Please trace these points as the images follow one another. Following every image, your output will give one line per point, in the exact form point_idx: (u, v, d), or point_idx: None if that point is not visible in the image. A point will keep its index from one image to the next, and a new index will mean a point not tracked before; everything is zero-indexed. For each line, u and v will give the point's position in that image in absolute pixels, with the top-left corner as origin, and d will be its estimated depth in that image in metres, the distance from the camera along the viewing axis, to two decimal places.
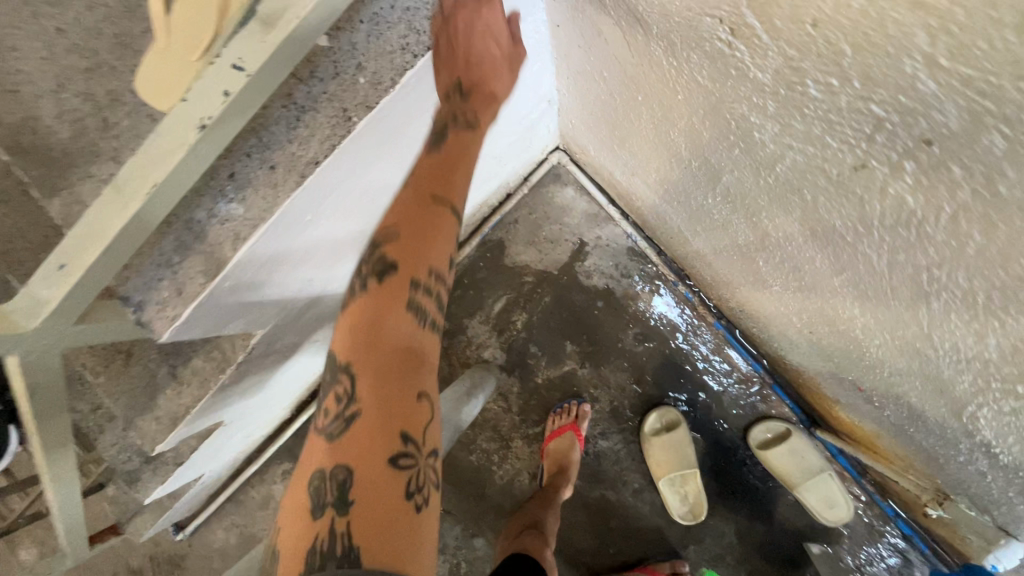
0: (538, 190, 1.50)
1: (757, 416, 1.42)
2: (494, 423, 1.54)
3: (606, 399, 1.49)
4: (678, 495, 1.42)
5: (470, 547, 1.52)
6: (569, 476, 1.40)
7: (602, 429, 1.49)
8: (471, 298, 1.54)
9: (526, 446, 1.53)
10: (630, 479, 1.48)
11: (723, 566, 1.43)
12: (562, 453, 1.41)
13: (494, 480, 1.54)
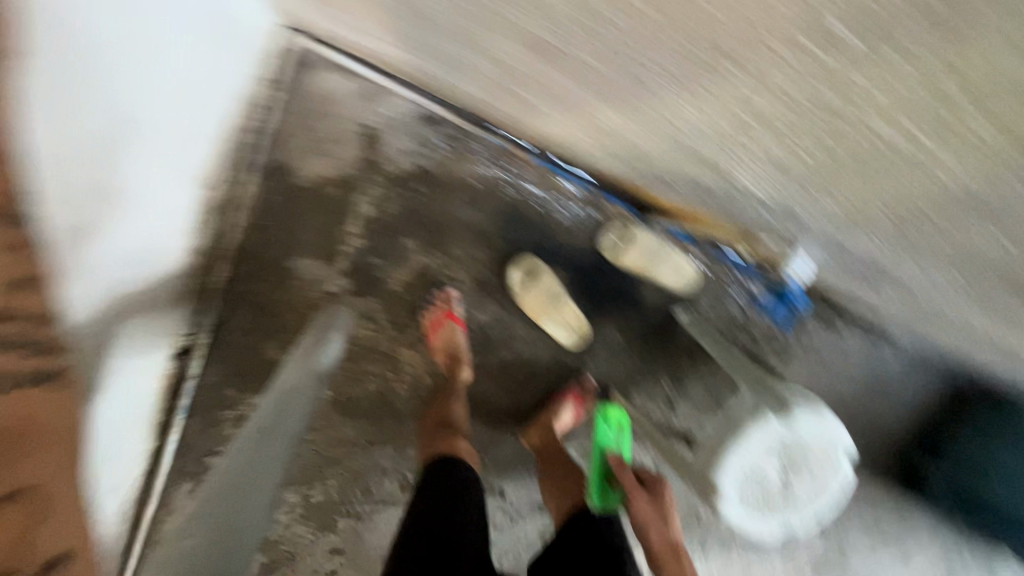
0: (293, 88, 1.26)
1: (602, 229, 1.44)
2: (373, 347, 1.48)
3: (466, 276, 1.45)
4: (556, 327, 1.48)
5: (407, 458, 1.59)
6: (462, 359, 1.44)
7: (475, 304, 1.47)
8: (283, 239, 1.36)
9: (414, 352, 1.50)
10: (518, 335, 1.52)
11: (622, 365, 1.56)
12: (448, 343, 1.42)
13: (400, 394, 1.53)
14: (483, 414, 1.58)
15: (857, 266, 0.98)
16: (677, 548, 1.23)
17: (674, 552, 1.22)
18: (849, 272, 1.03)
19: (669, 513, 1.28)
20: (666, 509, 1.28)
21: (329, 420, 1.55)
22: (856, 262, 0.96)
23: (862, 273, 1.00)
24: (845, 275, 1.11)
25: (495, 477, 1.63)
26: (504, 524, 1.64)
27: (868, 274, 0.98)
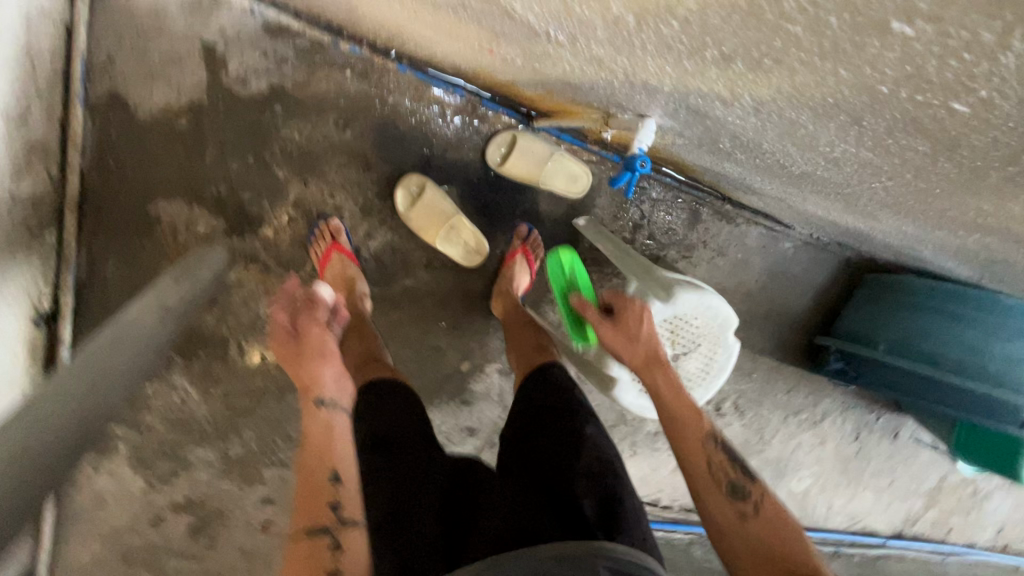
0: (109, 10, 1.18)
1: (484, 139, 1.41)
2: (263, 290, 1.41)
3: (350, 202, 1.38)
4: (452, 247, 1.46)
5: None
6: (360, 292, 1.37)
7: (364, 232, 1.42)
8: (136, 182, 1.25)
9: (309, 289, 1.44)
10: (416, 259, 1.49)
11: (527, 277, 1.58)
12: (340, 278, 1.35)
13: None
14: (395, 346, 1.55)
15: (694, 138, 0.96)
16: (642, 366, 1.09)
17: (647, 359, 1.10)
18: (700, 146, 1.04)
19: (645, 318, 1.14)
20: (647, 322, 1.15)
21: (233, 371, 1.49)
22: (698, 136, 0.94)
23: (708, 148, 1.00)
24: (711, 156, 1.09)
25: None
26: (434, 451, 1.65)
27: (712, 149, 0.98)
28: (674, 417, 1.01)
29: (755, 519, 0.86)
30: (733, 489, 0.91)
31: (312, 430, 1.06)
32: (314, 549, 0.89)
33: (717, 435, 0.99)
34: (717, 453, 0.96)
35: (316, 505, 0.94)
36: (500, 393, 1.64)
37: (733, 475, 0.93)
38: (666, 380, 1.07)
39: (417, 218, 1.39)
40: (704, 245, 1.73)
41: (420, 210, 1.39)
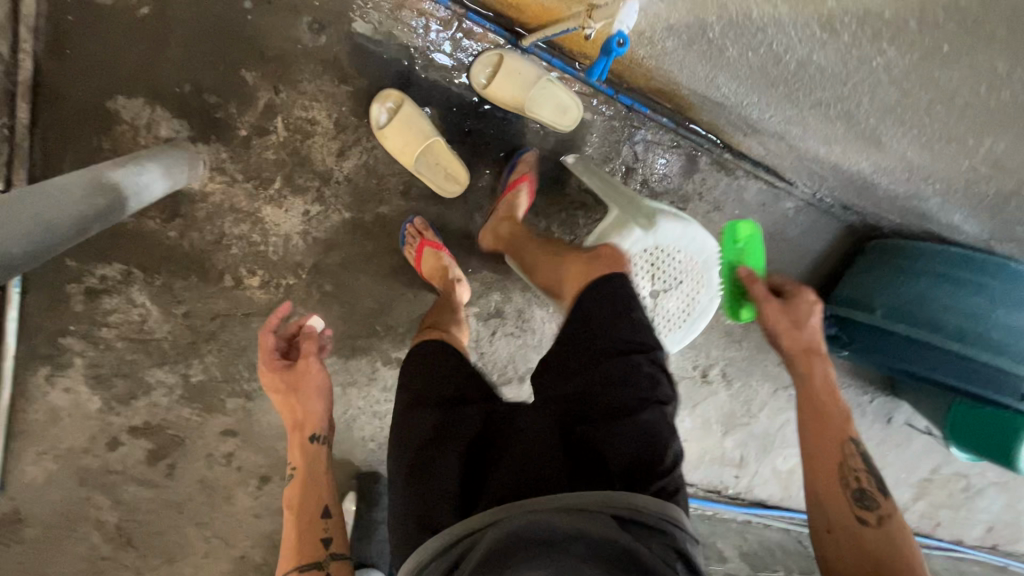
0: None
1: (468, 58, 1.35)
2: (229, 203, 1.35)
3: (323, 114, 1.32)
4: (431, 174, 1.38)
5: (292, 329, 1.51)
6: (456, 279, 1.39)
7: (338, 149, 1.35)
8: (98, 73, 1.21)
9: (278, 207, 1.38)
10: (393, 185, 1.42)
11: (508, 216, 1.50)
12: (437, 266, 1.38)
13: (271, 257, 1.42)
14: (367, 277, 1.48)
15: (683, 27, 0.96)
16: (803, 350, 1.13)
17: (807, 348, 1.13)
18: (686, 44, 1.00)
19: (802, 304, 1.17)
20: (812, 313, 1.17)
21: (196, 290, 1.43)
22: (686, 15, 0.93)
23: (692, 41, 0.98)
24: (700, 64, 1.03)
25: (389, 346, 1.54)
26: None
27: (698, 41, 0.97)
28: (834, 402, 1.07)
29: (874, 528, 0.91)
30: (858, 496, 0.96)
31: (270, 381, 1.17)
32: (311, 517, 1.04)
33: (856, 440, 1.01)
34: (849, 445, 1.01)
35: (319, 485, 1.08)
36: (475, 337, 1.57)
37: (856, 479, 0.97)
38: (820, 367, 1.10)
39: (395, 139, 1.31)
40: (699, 197, 1.61)
41: (396, 131, 1.31)
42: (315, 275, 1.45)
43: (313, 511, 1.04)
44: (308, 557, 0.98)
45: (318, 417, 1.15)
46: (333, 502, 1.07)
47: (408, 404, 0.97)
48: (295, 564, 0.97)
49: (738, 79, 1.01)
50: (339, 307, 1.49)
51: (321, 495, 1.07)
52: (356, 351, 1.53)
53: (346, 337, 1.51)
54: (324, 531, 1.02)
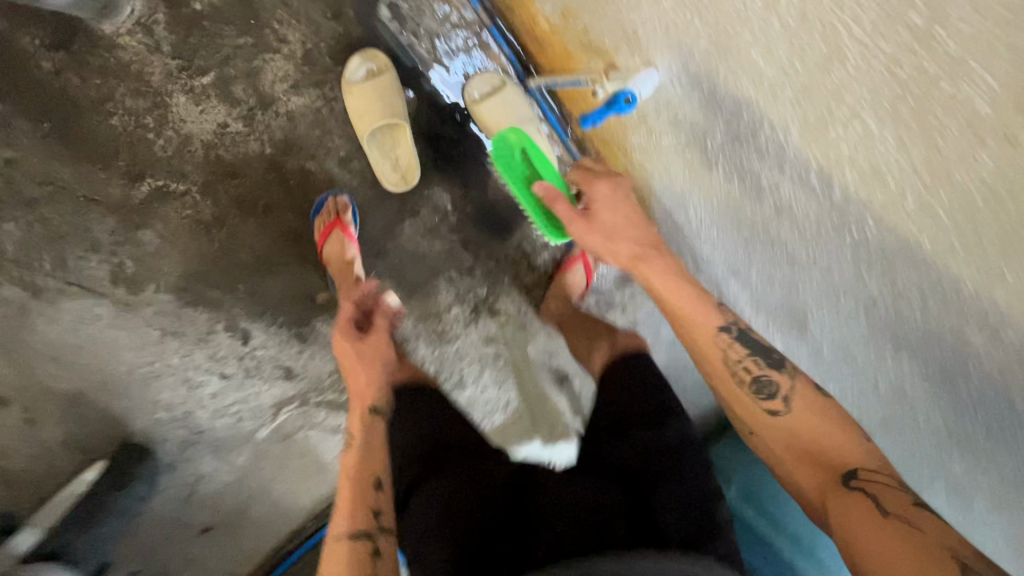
0: None
1: (470, 67, 1.27)
2: (135, 70, 1.12)
3: (296, 38, 1.17)
4: (380, 159, 1.26)
5: (136, 241, 1.25)
6: (359, 277, 1.23)
7: (294, 81, 1.19)
8: None
9: (192, 104, 1.16)
10: (333, 147, 1.26)
11: (437, 237, 1.39)
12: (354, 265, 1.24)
13: (154, 152, 1.19)
14: (256, 226, 1.30)
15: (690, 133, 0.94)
16: (627, 264, 1.05)
17: (641, 259, 1.04)
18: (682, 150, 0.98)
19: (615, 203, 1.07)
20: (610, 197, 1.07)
21: (39, 143, 1.14)
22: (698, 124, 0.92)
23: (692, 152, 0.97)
24: (687, 176, 1.03)
25: (241, 312, 1.37)
26: (233, 372, 1.43)
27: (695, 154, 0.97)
28: (698, 300, 1.02)
29: (788, 412, 0.93)
30: (756, 386, 0.95)
31: (342, 353, 1.09)
32: (362, 483, 0.93)
33: (772, 393, 0.94)
34: (738, 356, 0.97)
35: (374, 454, 0.97)
36: None
37: (748, 367, 0.97)
38: (661, 284, 1.03)
39: (358, 104, 1.18)
40: (621, 310, 1.58)
41: (363, 98, 1.18)
42: (196, 197, 1.24)
43: (362, 485, 0.93)
44: (361, 525, 0.89)
45: (382, 390, 1.06)
46: (384, 475, 0.96)
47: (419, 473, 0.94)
48: (348, 526, 0.89)
49: (715, 203, 1.02)
50: (211, 242, 1.30)
51: (367, 470, 0.95)
52: (196, 302, 1.34)
53: (196, 279, 1.32)
54: (376, 497, 0.92)
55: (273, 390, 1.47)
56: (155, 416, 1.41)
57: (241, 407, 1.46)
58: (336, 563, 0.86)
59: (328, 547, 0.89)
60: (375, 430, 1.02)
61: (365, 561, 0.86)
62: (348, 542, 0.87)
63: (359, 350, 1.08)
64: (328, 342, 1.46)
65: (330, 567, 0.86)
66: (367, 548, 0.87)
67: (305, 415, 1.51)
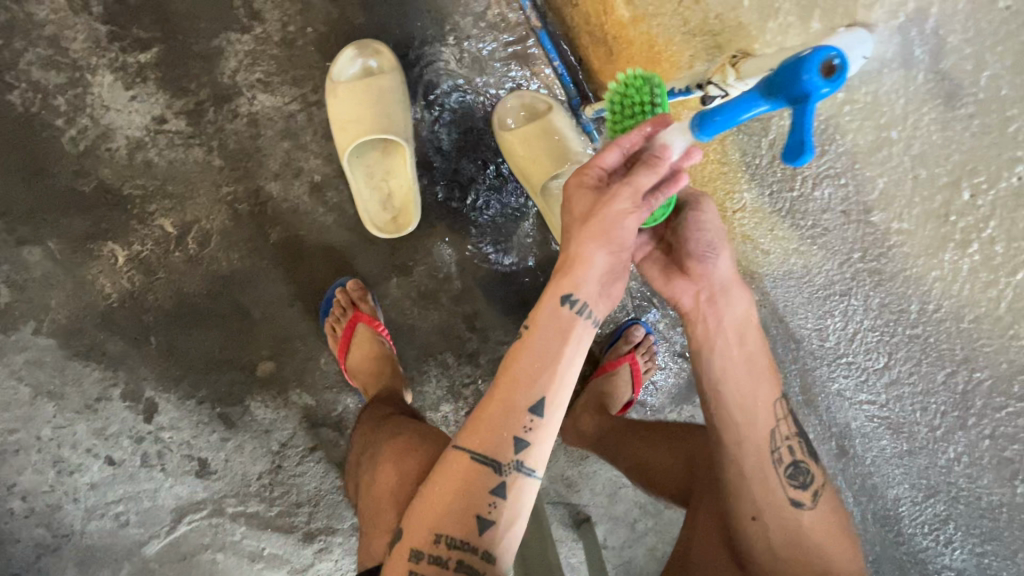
0: None
1: (505, 85, 0.93)
2: (53, 33, 0.83)
3: (274, 17, 0.86)
4: (365, 187, 0.90)
5: (17, 261, 0.91)
6: (387, 377, 0.94)
7: (264, 72, 0.87)
8: None
9: (121, 87, 0.85)
10: (307, 168, 0.92)
11: (433, 305, 1.01)
12: (369, 363, 0.95)
13: (61, 144, 0.87)
14: (185, 262, 0.94)
15: None
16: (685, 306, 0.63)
17: (751, 357, 0.61)
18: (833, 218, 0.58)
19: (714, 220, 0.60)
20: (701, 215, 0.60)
21: None
22: None
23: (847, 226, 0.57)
24: (829, 282, 0.60)
25: (147, 376, 0.99)
26: (124, 460, 1.02)
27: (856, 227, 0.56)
28: (765, 360, 0.62)
29: (812, 511, 0.62)
30: (794, 475, 0.62)
31: (574, 204, 0.56)
32: (516, 401, 0.55)
33: (806, 483, 0.62)
34: (786, 430, 0.63)
35: (551, 362, 0.56)
36: (292, 433, 1.05)
37: (793, 452, 0.63)
38: (729, 354, 0.61)
39: (344, 111, 0.85)
40: None
41: (350, 102, 0.85)
42: (109, 211, 0.90)
43: (512, 408, 0.55)
44: (490, 455, 0.55)
45: (594, 279, 0.56)
46: (549, 398, 0.55)
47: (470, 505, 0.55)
48: (475, 446, 0.55)
49: (884, 340, 0.57)
50: (122, 275, 0.94)
51: (524, 387, 0.55)
52: (87, 354, 0.96)
53: (92, 323, 0.95)
54: (522, 430, 0.55)
55: (178, 490, 1.05)
56: (7, 505, 1.01)
57: (129, 507, 1.04)
58: (439, 482, 0.56)
59: (445, 455, 0.57)
60: (570, 331, 0.57)
61: (481, 491, 0.55)
62: (463, 463, 0.55)
63: (592, 207, 0.55)
64: (263, 433, 1.05)
65: (433, 475, 0.57)
66: (490, 485, 0.55)
67: (216, 530, 1.07)
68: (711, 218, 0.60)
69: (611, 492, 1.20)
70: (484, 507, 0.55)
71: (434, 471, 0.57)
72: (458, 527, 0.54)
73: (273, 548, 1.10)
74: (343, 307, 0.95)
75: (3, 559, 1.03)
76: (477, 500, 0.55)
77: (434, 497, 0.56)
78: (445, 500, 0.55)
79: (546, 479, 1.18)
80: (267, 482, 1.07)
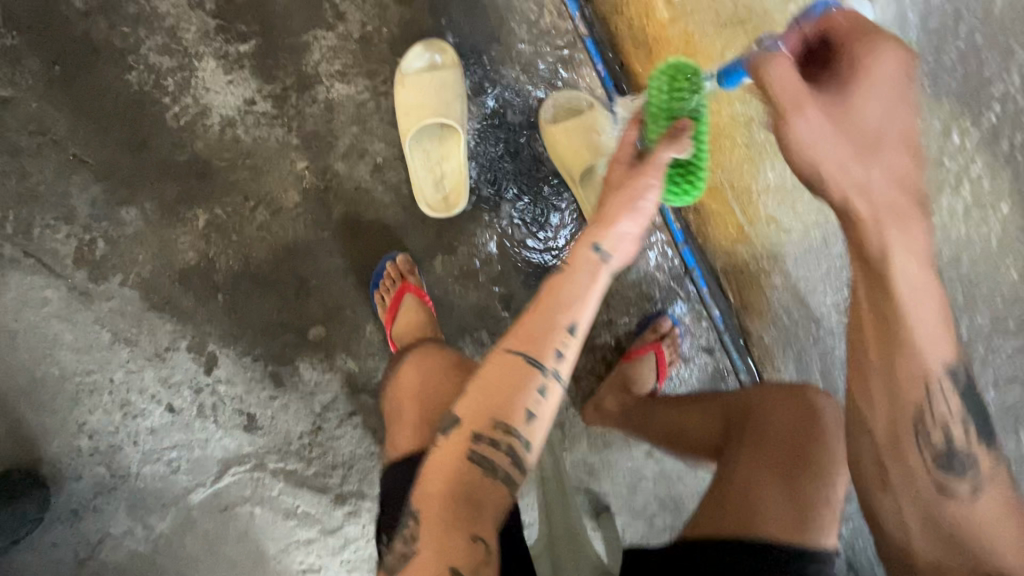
0: None
1: (551, 84, 1.03)
2: (171, 25, 0.98)
3: (355, 18, 0.99)
4: (422, 169, 1.00)
5: (114, 219, 1.03)
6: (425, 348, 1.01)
7: (342, 64, 1.00)
8: None
9: (221, 72, 0.99)
10: (372, 150, 1.04)
11: (472, 282, 1.09)
12: (413, 329, 1.03)
13: (167, 118, 1.00)
14: (257, 229, 1.06)
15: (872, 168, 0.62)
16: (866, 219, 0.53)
17: (914, 280, 0.52)
18: None
19: (880, 86, 0.51)
20: (860, 98, 0.51)
21: (41, 84, 0.98)
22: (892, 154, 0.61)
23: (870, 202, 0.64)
24: None
25: (211, 331, 1.09)
26: (182, 409, 1.12)
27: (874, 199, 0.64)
28: (936, 320, 0.53)
29: (966, 500, 0.56)
30: (941, 460, 0.56)
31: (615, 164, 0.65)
32: (553, 312, 0.59)
33: (963, 469, 0.56)
34: (951, 405, 0.55)
35: (583, 289, 0.60)
36: (336, 395, 1.13)
37: (950, 432, 0.56)
38: (901, 285, 0.52)
39: (410, 102, 0.96)
40: None
41: (416, 93, 0.96)
42: (198, 179, 1.03)
43: (554, 320, 0.58)
44: (532, 360, 0.57)
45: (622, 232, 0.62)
46: (581, 322, 0.59)
47: (499, 412, 0.57)
48: (518, 352, 0.58)
49: None
50: (204, 237, 1.06)
51: (566, 306, 0.59)
52: (163, 307, 1.07)
53: (171, 279, 1.07)
54: (560, 344, 0.58)
55: (226, 442, 1.13)
56: (75, 442, 1.10)
57: (181, 454, 1.13)
58: (489, 382, 0.58)
59: (486, 362, 0.59)
60: (604, 266, 0.61)
61: (523, 391, 0.57)
62: (504, 369, 0.57)
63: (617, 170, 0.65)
64: (308, 394, 1.13)
65: (478, 378, 0.59)
66: (530, 390, 0.57)
67: (256, 484, 1.15)
68: (879, 84, 0.51)
69: (631, 483, 1.23)
70: (523, 412, 0.57)
71: (479, 379, 0.59)
72: (510, 415, 0.57)
73: (307, 507, 1.16)
74: (392, 282, 1.04)
75: (63, 495, 1.12)
76: (519, 397, 0.57)
77: (478, 396, 0.58)
78: (488, 404, 0.57)
79: (569, 464, 1.22)
80: (308, 441, 1.14)
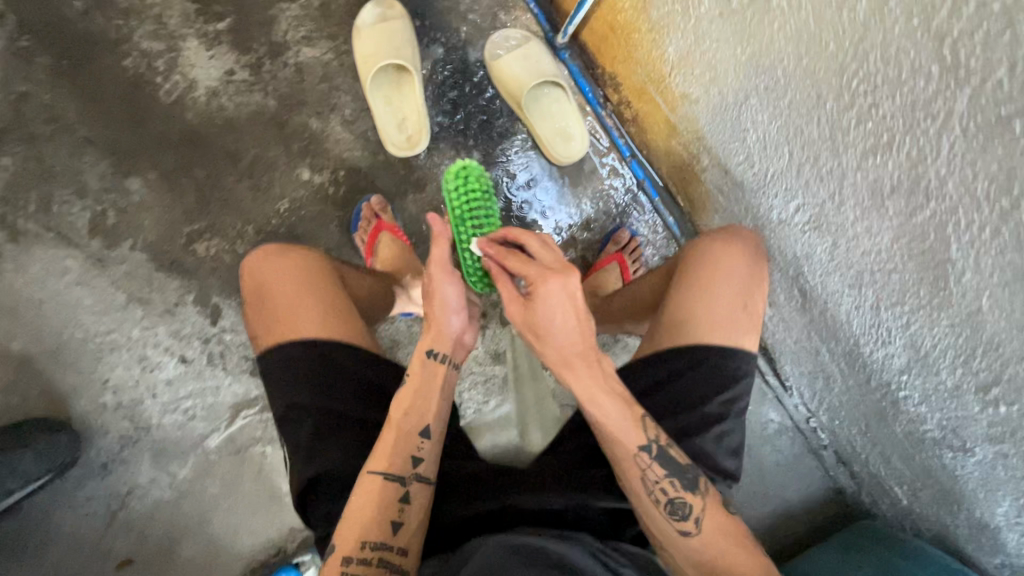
0: None
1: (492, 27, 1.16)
2: (159, 14, 1.13)
3: None
4: (384, 110, 1.12)
5: (122, 190, 1.17)
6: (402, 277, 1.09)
7: (307, 31, 1.15)
8: None
9: (204, 49, 1.14)
10: (340, 104, 1.17)
11: (442, 215, 1.20)
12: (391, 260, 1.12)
13: (160, 95, 1.15)
14: (246, 186, 1.18)
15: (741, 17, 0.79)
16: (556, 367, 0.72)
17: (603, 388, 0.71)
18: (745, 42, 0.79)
19: (556, 307, 0.68)
20: (547, 316, 0.68)
21: (52, 78, 1.13)
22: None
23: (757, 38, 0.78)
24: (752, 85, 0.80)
25: (214, 284, 1.21)
26: (193, 359, 1.23)
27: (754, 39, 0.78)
28: (625, 421, 0.71)
29: (699, 536, 0.69)
30: (671, 509, 0.70)
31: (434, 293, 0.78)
32: (409, 429, 0.74)
33: (684, 515, 0.69)
34: (658, 473, 0.70)
35: (429, 397, 0.76)
36: None
37: (670, 488, 0.70)
38: (590, 392, 0.71)
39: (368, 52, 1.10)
40: None
41: (373, 44, 1.10)
42: (191, 146, 1.16)
43: (405, 435, 0.73)
44: (398, 473, 0.71)
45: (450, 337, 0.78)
46: (432, 427, 0.76)
47: (382, 512, 0.69)
48: (384, 468, 0.71)
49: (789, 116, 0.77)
50: (200, 198, 1.18)
51: (415, 419, 0.75)
52: (170, 266, 1.20)
53: (175, 239, 1.19)
54: (416, 449, 0.73)
55: (235, 387, 1.24)
56: (100, 399, 1.21)
57: (196, 403, 1.24)
58: (359, 506, 0.69)
59: (358, 482, 0.71)
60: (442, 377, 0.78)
61: (390, 501, 0.70)
62: (376, 485, 0.70)
63: (429, 292, 0.78)
64: None
65: (350, 502, 0.70)
66: (398, 495, 0.70)
67: (266, 424, 1.25)
68: (555, 306, 0.68)
69: None
70: (396, 513, 0.69)
71: (349, 506, 0.69)
72: (375, 530, 0.68)
73: None
74: (371, 221, 1.15)
75: (91, 451, 1.21)
76: (385, 509, 0.69)
77: (358, 510, 0.69)
78: (366, 511, 0.68)
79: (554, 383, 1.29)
80: None
